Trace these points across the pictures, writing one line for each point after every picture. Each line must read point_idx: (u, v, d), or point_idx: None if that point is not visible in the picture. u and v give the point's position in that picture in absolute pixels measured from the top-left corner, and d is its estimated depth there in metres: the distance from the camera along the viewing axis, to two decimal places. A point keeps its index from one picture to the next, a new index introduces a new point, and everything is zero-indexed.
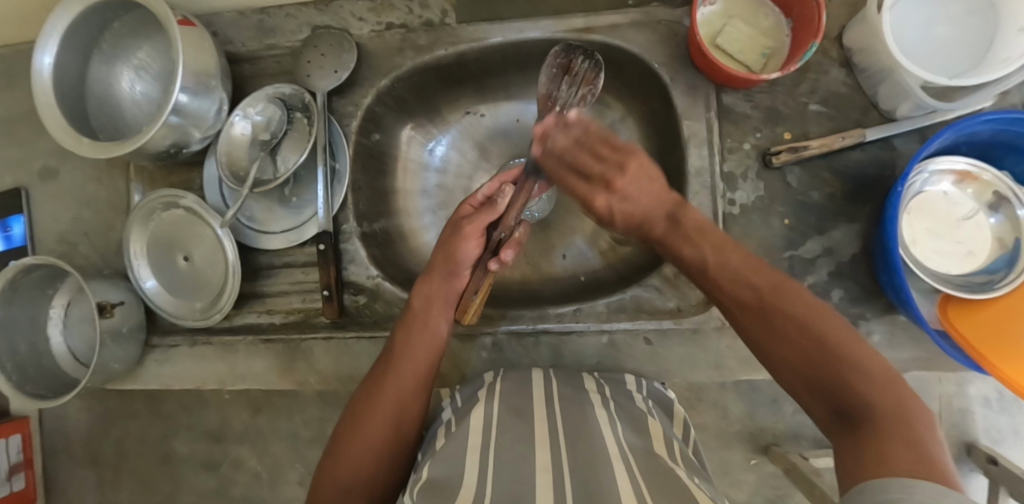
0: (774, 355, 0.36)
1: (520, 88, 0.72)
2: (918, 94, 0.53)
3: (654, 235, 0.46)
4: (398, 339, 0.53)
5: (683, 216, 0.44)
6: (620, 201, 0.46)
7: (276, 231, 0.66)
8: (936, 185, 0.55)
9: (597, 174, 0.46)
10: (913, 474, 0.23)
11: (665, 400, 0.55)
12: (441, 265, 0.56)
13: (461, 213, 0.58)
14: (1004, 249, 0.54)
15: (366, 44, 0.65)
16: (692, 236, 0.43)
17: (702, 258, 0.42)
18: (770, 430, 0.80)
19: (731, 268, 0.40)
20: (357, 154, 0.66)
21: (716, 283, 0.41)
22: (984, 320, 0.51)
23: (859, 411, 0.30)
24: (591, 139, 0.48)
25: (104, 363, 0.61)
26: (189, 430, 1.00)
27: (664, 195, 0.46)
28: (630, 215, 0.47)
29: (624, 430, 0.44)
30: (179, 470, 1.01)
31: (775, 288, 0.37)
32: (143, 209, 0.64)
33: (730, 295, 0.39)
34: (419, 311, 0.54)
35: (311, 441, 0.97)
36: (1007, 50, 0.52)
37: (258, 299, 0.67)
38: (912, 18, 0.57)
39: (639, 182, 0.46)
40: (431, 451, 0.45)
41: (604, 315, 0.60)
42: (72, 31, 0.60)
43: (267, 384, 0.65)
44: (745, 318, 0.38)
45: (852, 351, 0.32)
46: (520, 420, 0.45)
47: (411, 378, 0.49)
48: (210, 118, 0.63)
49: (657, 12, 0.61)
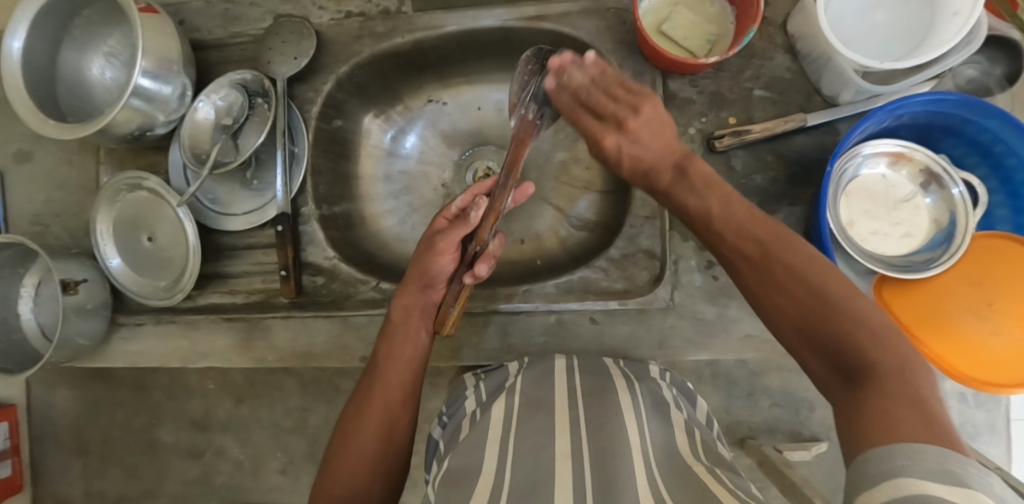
0: (776, 311, 0.35)
1: (479, 76, 0.73)
2: (853, 77, 0.54)
3: (658, 187, 0.46)
4: (381, 354, 0.54)
5: (691, 169, 0.44)
6: (631, 142, 0.46)
7: (238, 213, 0.68)
8: (873, 168, 0.56)
9: (611, 114, 0.47)
10: (921, 439, 0.23)
11: (690, 394, 0.57)
12: (417, 278, 0.56)
13: (437, 226, 0.58)
14: (940, 229, 0.54)
15: (327, 32, 0.67)
16: (699, 186, 0.43)
17: (707, 207, 0.42)
18: (745, 423, 0.79)
19: (736, 219, 0.40)
20: (317, 140, 0.68)
21: (721, 234, 0.40)
22: (922, 300, 0.52)
23: (862, 368, 0.29)
24: (606, 78, 0.48)
25: (68, 337, 0.63)
26: (172, 416, 1.02)
27: (673, 145, 0.46)
28: (638, 159, 0.47)
29: (649, 423, 0.45)
30: (164, 458, 1.03)
31: (784, 243, 0.37)
32: (110, 189, 0.67)
33: (732, 246, 0.39)
34: (398, 323, 0.55)
35: (293, 430, 0.99)
36: (941, 34, 0.53)
37: (220, 279, 0.68)
38: (851, 6, 0.58)
39: (655, 118, 0.46)
40: (455, 441, 0.49)
41: (553, 296, 0.62)
42: (42, 17, 0.62)
43: (227, 361, 0.67)
44: (747, 266, 0.38)
45: (855, 310, 0.31)
46: (538, 412, 0.47)
47: (398, 386, 0.51)
48: (174, 102, 0.65)
49: (605, 1, 0.63)
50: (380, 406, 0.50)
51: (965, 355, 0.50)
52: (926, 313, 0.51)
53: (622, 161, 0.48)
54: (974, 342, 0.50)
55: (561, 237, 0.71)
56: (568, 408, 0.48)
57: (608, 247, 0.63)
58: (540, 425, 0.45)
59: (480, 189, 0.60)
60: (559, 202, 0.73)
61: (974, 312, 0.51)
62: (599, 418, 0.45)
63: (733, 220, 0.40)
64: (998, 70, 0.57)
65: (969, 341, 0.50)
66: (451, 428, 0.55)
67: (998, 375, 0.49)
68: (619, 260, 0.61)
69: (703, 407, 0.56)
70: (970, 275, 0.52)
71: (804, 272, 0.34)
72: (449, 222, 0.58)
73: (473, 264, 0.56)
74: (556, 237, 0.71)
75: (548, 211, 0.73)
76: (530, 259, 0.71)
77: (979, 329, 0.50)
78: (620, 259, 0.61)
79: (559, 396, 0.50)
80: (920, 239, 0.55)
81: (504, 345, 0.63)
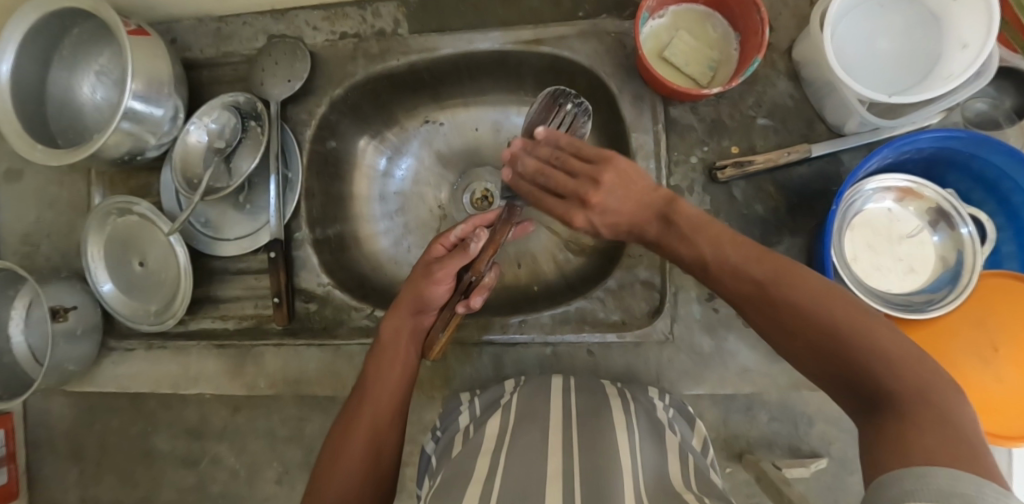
0: (787, 343, 0.33)
1: (476, 96, 0.72)
2: (859, 110, 0.53)
3: (647, 239, 0.42)
4: (369, 370, 0.52)
5: (675, 215, 0.39)
6: (600, 216, 0.41)
7: (231, 238, 0.67)
8: (879, 202, 0.55)
9: (569, 191, 0.42)
10: (936, 461, 0.21)
11: (687, 421, 0.55)
12: (407, 303, 0.53)
13: (431, 255, 0.54)
14: (947, 267, 0.53)
15: (320, 52, 0.66)
16: (688, 236, 0.39)
17: (699, 256, 0.38)
18: (743, 437, 0.78)
19: (729, 262, 0.36)
20: (310, 162, 0.67)
21: (719, 279, 0.37)
22: (926, 343, 0.51)
23: (883, 397, 0.27)
24: (550, 171, 0.43)
25: (57, 362, 0.62)
26: (168, 424, 1.01)
27: (644, 206, 0.40)
28: (614, 225, 0.41)
29: (641, 442, 0.45)
30: (160, 468, 1.02)
31: (784, 269, 0.34)
32: (99, 213, 0.66)
33: (734, 291, 0.36)
34: (386, 345, 0.52)
35: (289, 439, 0.98)
36: (950, 67, 0.52)
37: (212, 304, 0.68)
38: (860, 31, 0.56)
39: (616, 187, 0.40)
40: (449, 456, 0.50)
41: (549, 327, 0.60)
42: (30, 38, 0.59)
43: (217, 387, 0.66)
44: (748, 306, 0.35)
45: (858, 328, 0.29)
46: (533, 426, 0.48)
47: (387, 405, 0.49)
48: (166, 124, 0.63)
49: (605, 24, 0.61)
50: (366, 427, 0.47)
51: (971, 402, 0.49)
52: (928, 355, 0.51)
53: (603, 233, 0.42)
54: (978, 387, 0.49)
55: (559, 262, 0.70)
56: (562, 427, 0.48)
57: (605, 276, 0.62)
58: (533, 439, 0.45)
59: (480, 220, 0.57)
60: (554, 224, 0.71)
61: (977, 354, 0.50)
62: (590, 438, 0.45)
63: (728, 265, 0.36)
64: (1006, 103, 0.55)
65: (973, 385, 0.49)
66: (443, 443, 0.54)
67: (1005, 425, 0.48)
68: (616, 290, 0.60)
69: (699, 435, 0.54)
70: (974, 316, 0.51)
71: (802, 298, 0.32)
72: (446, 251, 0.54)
73: (468, 293, 0.54)
74: (554, 262, 0.70)
75: (546, 235, 0.71)
76: (526, 286, 0.69)
77: (982, 373, 0.50)
78: (619, 290, 0.60)
79: (554, 413, 0.51)
80: (923, 276, 0.54)
81: (497, 377, 0.62)
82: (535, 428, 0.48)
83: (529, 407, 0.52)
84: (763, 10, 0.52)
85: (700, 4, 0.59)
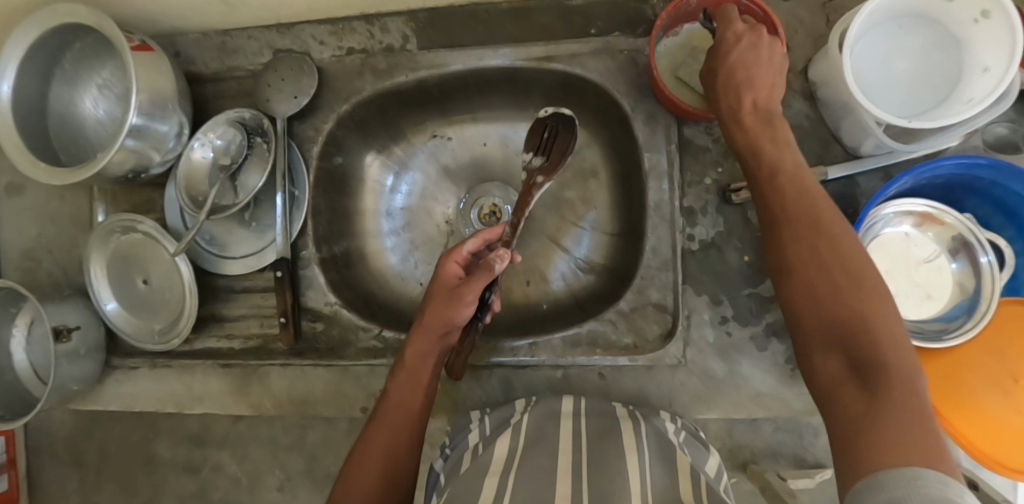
0: (798, 282, 0.33)
1: (485, 111, 0.71)
2: (878, 134, 0.51)
3: (738, 115, 0.43)
4: (390, 391, 0.49)
5: (778, 123, 0.41)
6: (753, 46, 0.44)
7: (236, 256, 0.66)
8: (897, 226, 0.54)
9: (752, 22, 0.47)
10: (915, 452, 0.22)
11: (699, 448, 0.53)
12: (432, 326, 0.48)
13: (447, 277, 0.50)
14: (965, 295, 0.52)
15: (327, 67, 0.65)
16: (780, 141, 0.40)
17: (781, 166, 0.39)
18: (747, 447, 0.76)
19: (801, 189, 0.37)
20: (318, 180, 0.65)
21: (783, 195, 0.37)
22: (944, 373, 0.51)
23: (873, 365, 0.28)
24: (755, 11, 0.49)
25: (60, 383, 0.61)
26: (170, 429, 0.93)
27: (769, 92, 0.43)
28: (740, 64, 0.44)
29: (652, 465, 0.44)
30: (160, 476, 0.93)
31: (838, 223, 0.34)
32: (102, 230, 0.65)
33: (786, 209, 0.36)
34: (409, 370, 0.49)
35: (290, 447, 0.89)
36: (971, 90, 0.50)
37: (217, 323, 0.67)
38: (875, 53, 0.55)
39: (777, 47, 0.44)
40: (457, 472, 0.49)
41: (560, 349, 0.59)
42: (31, 55, 0.58)
43: (222, 407, 0.65)
44: (790, 229, 0.35)
45: (873, 301, 0.30)
46: (541, 451, 0.47)
47: (407, 414, 0.47)
48: (170, 140, 0.62)
49: (617, 42, 0.60)
50: (382, 455, 0.44)
51: (989, 434, 0.49)
52: (945, 384, 0.50)
53: (734, 52, 0.45)
54: (996, 419, 0.49)
55: (569, 281, 0.69)
56: (571, 452, 0.47)
57: (617, 298, 0.61)
58: (541, 465, 0.45)
59: (490, 234, 0.54)
60: (563, 240, 0.70)
61: (997, 387, 0.50)
62: (599, 463, 0.45)
63: (800, 185, 0.37)
64: None
65: (991, 417, 0.49)
66: (451, 461, 0.53)
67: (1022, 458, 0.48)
68: (627, 313, 0.59)
69: (713, 463, 0.51)
70: (992, 347, 0.50)
71: (848, 251, 0.33)
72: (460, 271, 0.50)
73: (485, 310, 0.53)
74: (564, 279, 0.69)
75: (557, 254, 0.70)
76: (534, 304, 0.68)
77: (1001, 406, 0.49)
78: (629, 312, 0.59)
79: (563, 438, 0.50)
80: (942, 303, 0.53)
81: (507, 399, 0.62)
82: (544, 452, 0.47)
83: (538, 431, 0.51)
84: (780, 31, 0.51)
85: None
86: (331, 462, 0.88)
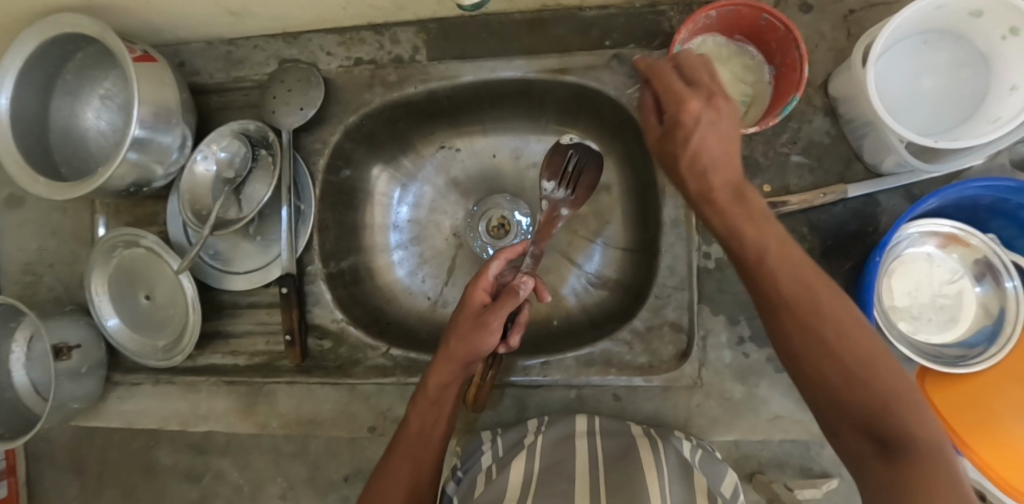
0: (811, 374, 0.31)
1: (496, 122, 0.69)
2: (901, 153, 0.50)
3: (708, 200, 0.36)
4: (411, 422, 0.46)
5: (749, 200, 0.36)
6: (710, 122, 0.35)
7: (240, 271, 0.65)
8: (920, 246, 0.53)
9: (703, 86, 0.37)
10: None
11: (714, 461, 0.51)
12: (455, 357, 0.46)
13: (473, 305, 0.48)
14: (989, 318, 0.51)
15: (335, 79, 0.63)
16: (757, 219, 0.35)
17: (765, 249, 0.34)
18: (755, 458, 0.71)
19: (793, 268, 0.33)
20: (324, 194, 0.64)
21: (775, 282, 0.33)
22: (964, 398, 0.49)
23: (898, 441, 0.28)
24: (693, 60, 0.39)
25: (61, 402, 0.59)
26: (170, 436, 0.86)
27: (734, 166, 0.36)
28: (705, 151, 0.36)
29: (672, 490, 0.43)
30: (161, 484, 0.85)
31: (837, 299, 0.32)
32: (104, 245, 0.63)
33: (781, 295, 0.32)
34: (432, 401, 0.47)
35: (292, 456, 0.82)
36: (997, 109, 0.49)
37: (221, 339, 0.65)
38: (897, 70, 0.54)
39: (733, 113, 0.36)
40: (469, 498, 0.48)
41: (573, 369, 0.58)
42: (31, 65, 0.56)
43: (227, 425, 0.63)
44: (793, 321, 0.32)
45: (888, 379, 0.29)
46: (557, 474, 0.46)
47: (434, 438, 0.46)
48: (173, 153, 0.60)
49: (633, 54, 0.59)
50: (404, 492, 0.43)
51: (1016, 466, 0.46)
52: (970, 413, 0.49)
53: (694, 138, 0.35)
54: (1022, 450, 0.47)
55: (579, 296, 0.68)
56: (587, 473, 0.46)
57: (631, 316, 0.59)
58: (559, 490, 0.43)
59: (513, 254, 0.52)
60: (574, 255, 0.69)
61: None
62: (616, 486, 0.43)
63: (790, 263, 0.33)
64: None
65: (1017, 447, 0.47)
66: (465, 486, 0.53)
67: None
68: (643, 332, 0.57)
69: (729, 480, 0.50)
70: (1018, 375, 0.49)
71: (854, 331, 0.31)
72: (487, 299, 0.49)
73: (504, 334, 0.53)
74: (575, 295, 0.68)
75: (569, 269, 0.69)
76: (546, 321, 0.67)
77: None
78: (644, 332, 0.57)
79: (579, 461, 0.48)
80: (965, 326, 0.52)
81: (519, 420, 0.60)
82: (560, 477, 0.46)
83: (554, 456, 0.49)
84: (802, 47, 0.50)
85: (736, 37, 0.57)
86: (335, 470, 0.81)
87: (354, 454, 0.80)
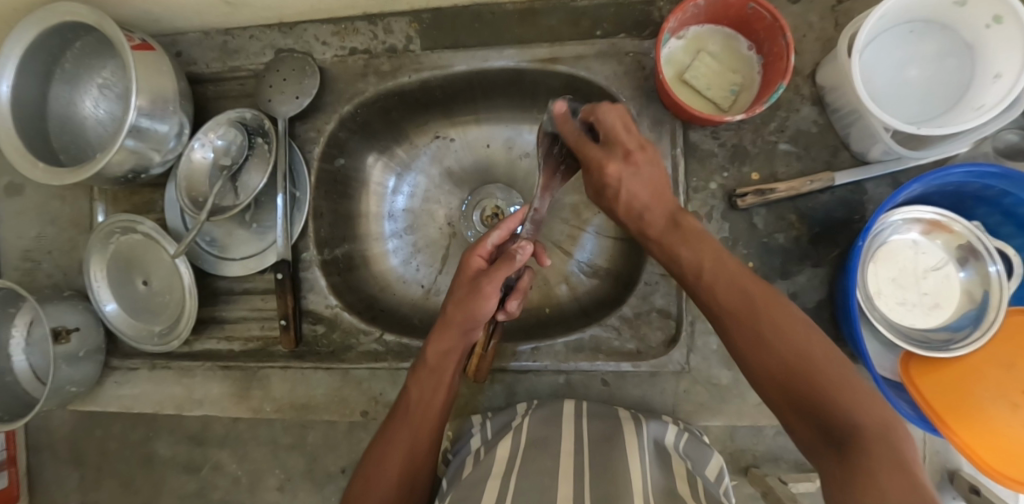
0: (765, 377, 0.34)
1: (489, 111, 0.70)
2: (887, 141, 0.51)
3: (649, 232, 0.44)
4: (410, 388, 0.47)
5: (683, 222, 0.42)
6: (632, 176, 0.43)
7: (237, 257, 0.66)
8: (904, 233, 0.55)
9: (618, 143, 0.44)
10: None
11: (700, 446, 0.52)
12: (456, 322, 0.46)
13: (469, 271, 0.48)
14: (973, 303, 0.52)
15: (329, 68, 0.64)
16: (692, 241, 0.41)
17: (700, 260, 0.39)
18: (749, 452, 0.64)
19: (727, 275, 0.38)
20: (319, 182, 0.65)
21: (713, 289, 0.38)
22: (948, 382, 0.50)
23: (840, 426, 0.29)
24: (610, 114, 0.45)
25: (59, 385, 0.60)
26: (169, 427, 0.84)
27: (667, 199, 0.44)
28: (635, 196, 0.43)
29: (655, 470, 0.43)
30: (158, 476, 0.84)
31: (772, 302, 0.35)
32: (102, 231, 0.64)
33: (721, 302, 0.37)
34: (433, 368, 0.47)
35: (290, 448, 0.80)
36: (981, 96, 0.50)
37: (217, 325, 0.66)
38: (884, 60, 0.55)
39: (653, 162, 0.44)
40: (459, 477, 0.49)
41: (562, 354, 0.58)
42: (31, 53, 0.57)
43: (222, 410, 0.64)
44: (734, 325, 0.36)
45: (829, 369, 0.31)
46: (544, 453, 0.47)
47: (434, 411, 0.46)
48: (170, 141, 0.61)
49: (623, 44, 0.59)
50: (404, 458, 0.44)
51: (995, 447, 0.47)
52: (954, 396, 0.49)
53: (623, 194, 0.44)
54: (1001, 432, 0.48)
55: (571, 286, 0.68)
56: (573, 453, 0.47)
57: (620, 303, 0.60)
58: (544, 468, 0.44)
59: (514, 223, 0.51)
60: (566, 243, 0.70)
61: (1006, 398, 0.49)
62: (602, 466, 0.44)
63: (725, 270, 0.38)
64: None
65: (995, 429, 0.48)
66: (454, 467, 0.53)
67: None
68: (632, 319, 0.58)
69: (715, 463, 0.51)
70: (1001, 359, 0.50)
71: (792, 329, 0.34)
72: (484, 263, 0.49)
73: (504, 298, 0.54)
74: (567, 284, 0.68)
75: (563, 258, 0.69)
76: (537, 309, 0.68)
77: (1011, 419, 0.48)
78: (633, 318, 0.58)
79: (566, 442, 0.49)
80: (949, 312, 0.53)
81: (510, 404, 0.61)
82: (547, 456, 0.46)
83: (541, 435, 0.50)
84: (789, 35, 0.50)
85: (726, 26, 0.57)
86: (333, 461, 0.78)
87: (351, 446, 0.78)
